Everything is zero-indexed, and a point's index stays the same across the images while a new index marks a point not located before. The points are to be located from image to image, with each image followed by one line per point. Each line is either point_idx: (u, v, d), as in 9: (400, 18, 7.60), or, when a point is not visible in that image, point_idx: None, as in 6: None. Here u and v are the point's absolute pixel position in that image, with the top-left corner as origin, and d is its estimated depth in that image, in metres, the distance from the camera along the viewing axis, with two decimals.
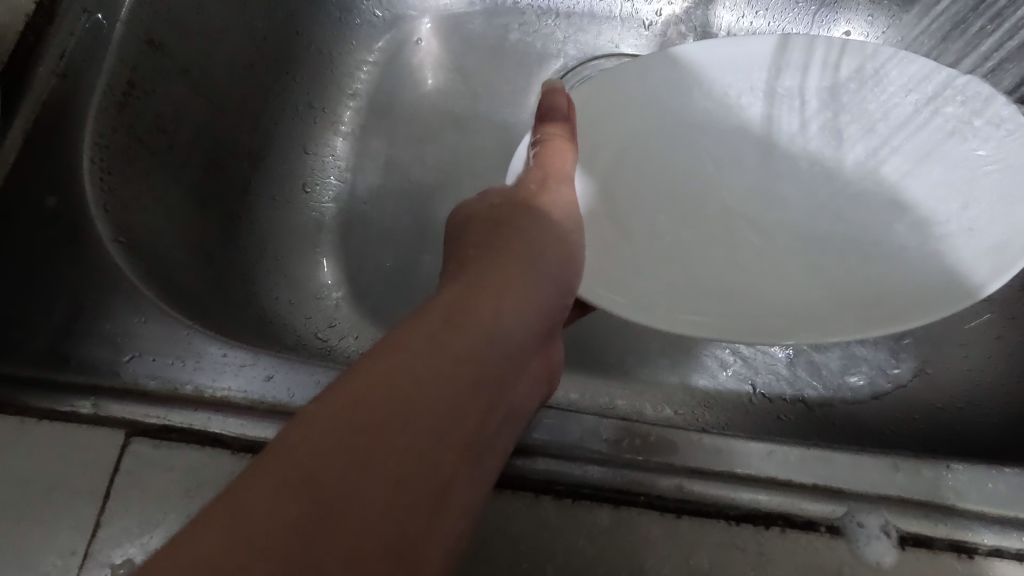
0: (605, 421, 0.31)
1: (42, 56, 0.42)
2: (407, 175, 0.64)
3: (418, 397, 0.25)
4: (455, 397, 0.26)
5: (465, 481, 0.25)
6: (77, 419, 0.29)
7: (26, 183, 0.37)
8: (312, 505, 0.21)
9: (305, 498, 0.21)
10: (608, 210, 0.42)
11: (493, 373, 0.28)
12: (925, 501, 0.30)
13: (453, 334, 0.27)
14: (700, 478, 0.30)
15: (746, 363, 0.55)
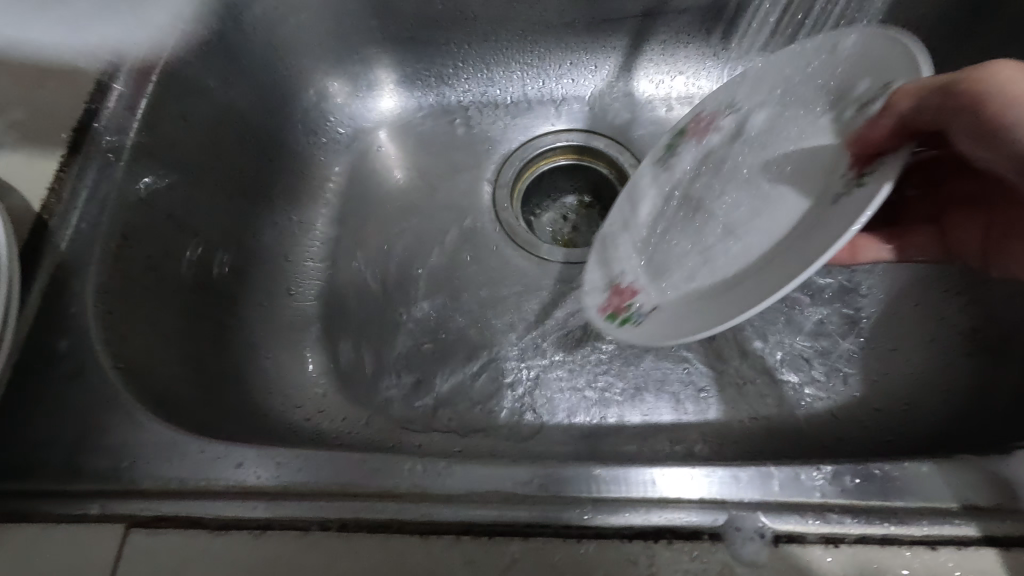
0: (521, 468, 0.37)
1: (49, 218, 0.48)
2: (380, 263, 0.72)
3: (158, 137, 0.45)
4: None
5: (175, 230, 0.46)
6: (87, 519, 0.36)
7: (35, 330, 0.44)
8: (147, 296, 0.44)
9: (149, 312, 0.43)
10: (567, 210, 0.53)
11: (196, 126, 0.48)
12: (797, 502, 0.34)
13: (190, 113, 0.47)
14: (599, 506, 0.35)
15: (714, 393, 0.64)
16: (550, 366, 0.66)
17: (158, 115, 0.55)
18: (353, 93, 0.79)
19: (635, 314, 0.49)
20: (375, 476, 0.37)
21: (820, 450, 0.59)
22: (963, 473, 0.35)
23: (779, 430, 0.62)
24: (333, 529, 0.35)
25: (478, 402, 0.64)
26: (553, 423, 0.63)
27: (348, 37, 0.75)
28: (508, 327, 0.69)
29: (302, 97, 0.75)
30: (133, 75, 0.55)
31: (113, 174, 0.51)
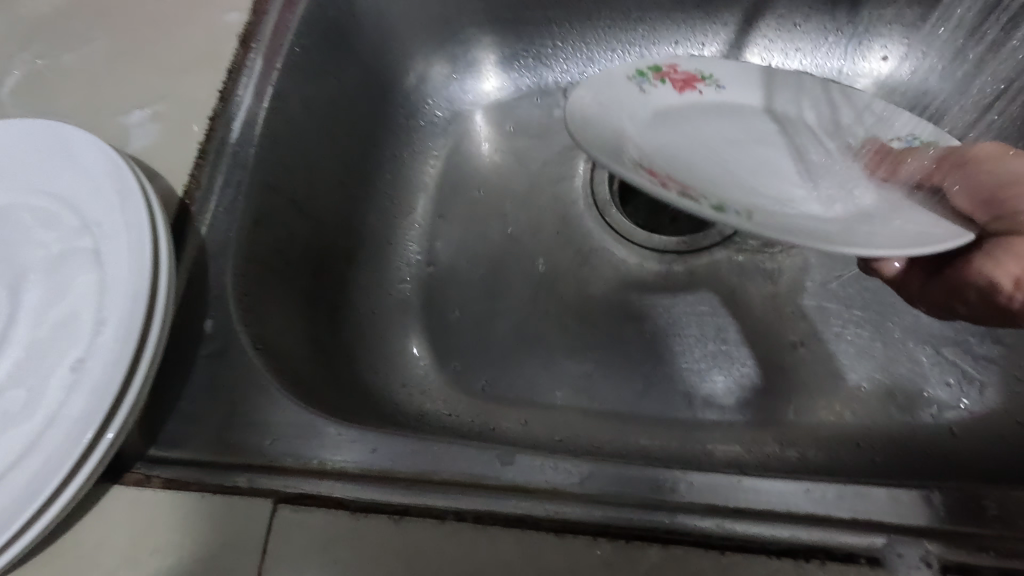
0: (654, 470, 0.36)
1: (189, 203, 0.51)
2: (479, 247, 0.72)
3: None
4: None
5: None
6: (239, 492, 0.38)
7: (183, 310, 0.46)
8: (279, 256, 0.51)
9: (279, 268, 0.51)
10: (664, 142, 0.54)
11: None
12: (965, 531, 0.32)
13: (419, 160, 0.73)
14: (739, 517, 0.34)
15: (829, 398, 0.61)
16: (654, 358, 0.64)
17: (282, 102, 0.57)
18: (453, 74, 0.79)
19: (729, 207, 0.46)
20: (508, 469, 0.37)
21: (953, 467, 0.54)
22: None
23: (903, 442, 0.58)
24: (468, 520, 0.35)
25: (580, 391, 0.64)
26: (657, 416, 0.61)
27: (450, 17, 0.74)
28: (609, 317, 0.67)
29: (404, 79, 0.75)
30: (260, 63, 0.56)
31: (246, 161, 0.53)
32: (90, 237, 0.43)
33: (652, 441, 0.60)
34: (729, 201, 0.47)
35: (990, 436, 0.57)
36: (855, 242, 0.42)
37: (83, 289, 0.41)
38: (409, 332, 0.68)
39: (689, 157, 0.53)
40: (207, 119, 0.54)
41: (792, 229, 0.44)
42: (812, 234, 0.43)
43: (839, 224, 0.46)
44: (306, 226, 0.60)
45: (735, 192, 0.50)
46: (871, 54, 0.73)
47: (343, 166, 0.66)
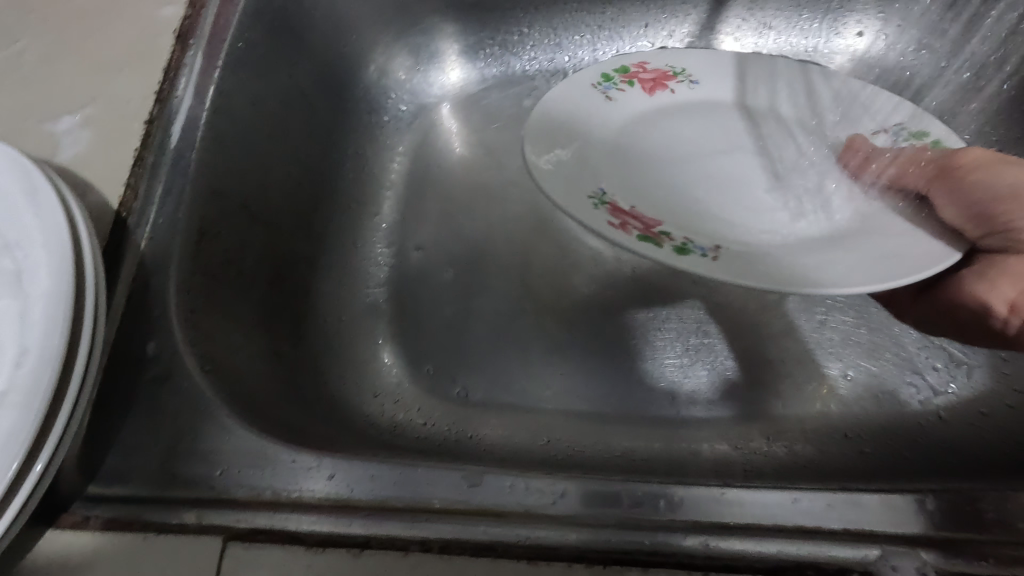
0: (630, 485, 0.34)
1: (127, 216, 0.47)
2: (449, 247, 0.69)
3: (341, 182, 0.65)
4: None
5: None
6: (185, 530, 0.35)
7: (123, 332, 0.43)
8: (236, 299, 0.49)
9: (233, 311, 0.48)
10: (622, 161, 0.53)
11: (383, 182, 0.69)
12: (961, 536, 0.31)
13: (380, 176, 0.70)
14: (723, 533, 0.31)
15: (815, 388, 0.59)
16: (635, 355, 0.62)
17: (227, 100, 0.53)
18: (415, 66, 0.75)
19: (692, 247, 0.45)
20: (477, 491, 0.34)
21: (944, 455, 0.53)
22: None
23: (893, 431, 0.56)
24: (434, 550, 0.32)
25: (559, 393, 0.61)
26: (640, 416, 0.59)
27: (409, 5, 0.70)
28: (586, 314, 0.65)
29: (363, 74, 0.72)
30: (200, 59, 0.53)
31: (188, 167, 0.49)
32: (11, 259, 0.39)
33: (636, 442, 0.57)
34: (694, 236, 0.47)
35: (981, 420, 0.55)
36: (824, 280, 0.41)
37: (3, 316, 0.38)
38: (378, 339, 0.65)
39: (659, 175, 0.52)
40: (144, 124, 0.51)
41: (747, 270, 0.43)
42: (779, 270, 0.43)
43: (809, 252, 0.45)
44: (262, 234, 0.56)
45: (705, 216, 0.49)
46: (845, 30, 0.71)
47: (300, 168, 0.62)
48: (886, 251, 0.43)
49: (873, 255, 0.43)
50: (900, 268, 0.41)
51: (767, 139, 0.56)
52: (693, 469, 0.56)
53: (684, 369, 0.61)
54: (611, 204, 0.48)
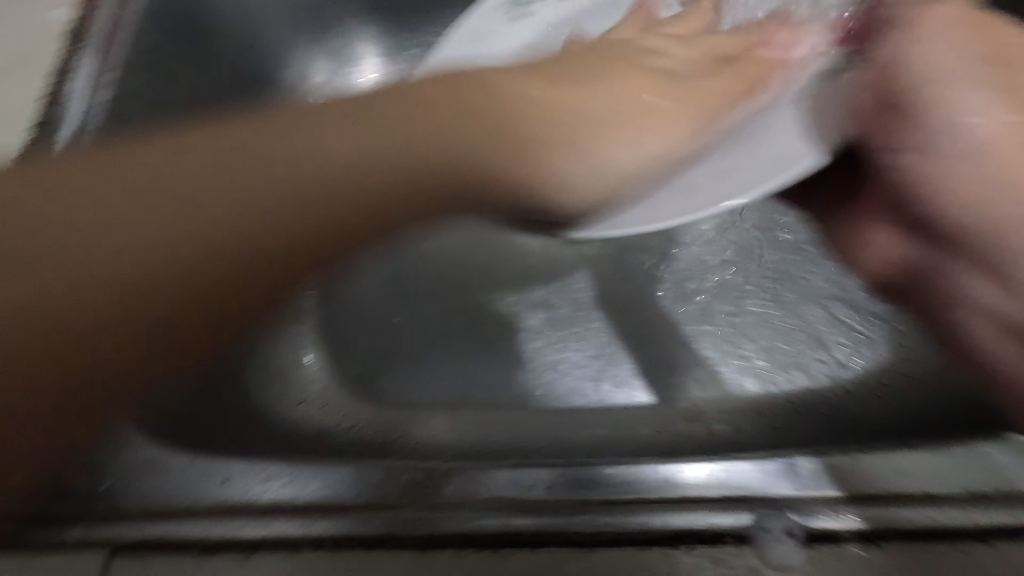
0: (527, 471, 0.36)
1: None
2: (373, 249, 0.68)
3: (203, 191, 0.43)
4: (243, 218, 0.43)
5: (229, 294, 0.43)
6: (68, 546, 0.34)
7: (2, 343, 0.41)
8: (103, 299, 0.41)
9: (95, 284, 0.41)
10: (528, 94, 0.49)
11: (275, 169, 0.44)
12: (827, 496, 0.32)
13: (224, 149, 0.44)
14: (610, 509, 0.33)
15: (733, 371, 0.61)
16: (560, 346, 0.63)
17: None
18: (336, 69, 0.73)
19: (532, 182, 0.45)
20: (384, 487, 0.36)
21: (852, 426, 0.55)
22: (1001, 458, 0.33)
23: (806, 406, 0.58)
24: (325, 547, 0.32)
25: (486, 389, 0.61)
26: (565, 405, 0.60)
27: (324, 7, 0.70)
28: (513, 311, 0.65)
29: (279, 77, 0.70)
30: (93, 65, 0.51)
31: None
32: None
33: (561, 432, 0.58)
34: (548, 167, 0.46)
35: (892, 391, 0.56)
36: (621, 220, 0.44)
37: None
38: (303, 345, 0.64)
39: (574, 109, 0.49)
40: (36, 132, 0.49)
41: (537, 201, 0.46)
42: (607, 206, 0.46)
43: (633, 186, 0.46)
44: None
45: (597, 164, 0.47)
46: None
47: None
48: (733, 160, 0.41)
49: (713, 173, 0.42)
50: (763, 172, 0.38)
51: (643, 53, 0.56)
52: (615, 453, 0.56)
53: (598, 362, 0.62)
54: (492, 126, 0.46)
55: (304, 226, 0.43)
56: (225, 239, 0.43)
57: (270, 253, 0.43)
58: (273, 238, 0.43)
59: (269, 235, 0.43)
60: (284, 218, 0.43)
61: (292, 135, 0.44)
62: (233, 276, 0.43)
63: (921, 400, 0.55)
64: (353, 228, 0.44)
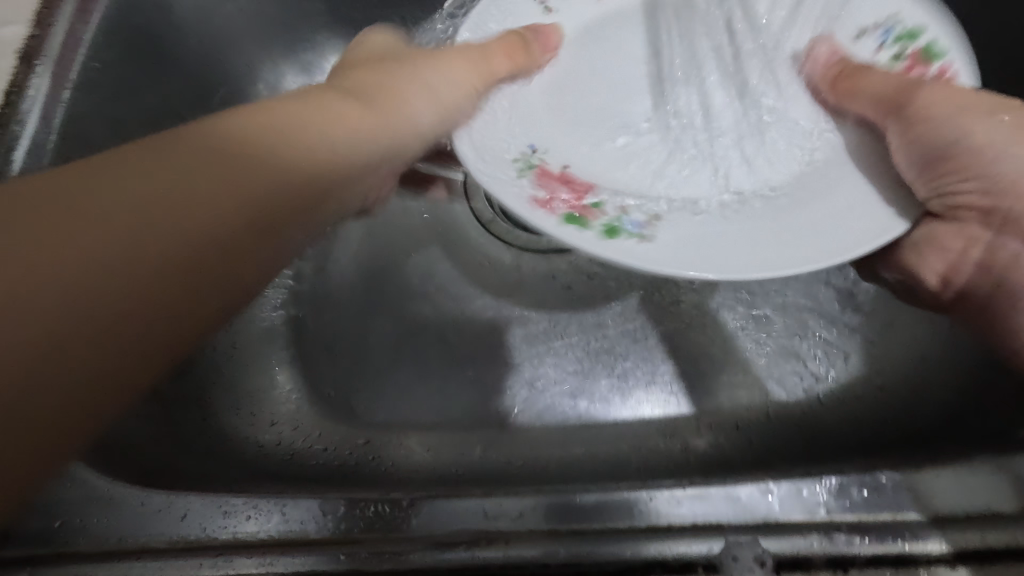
0: (494, 497, 0.34)
1: None
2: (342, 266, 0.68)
3: (127, 218, 0.28)
4: (172, 257, 0.29)
5: (148, 336, 0.29)
6: None
7: None
8: (53, 350, 0.26)
9: (30, 404, 0.26)
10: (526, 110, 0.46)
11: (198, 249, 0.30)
12: (799, 523, 0.31)
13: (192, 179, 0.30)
14: (581, 539, 0.32)
15: (710, 385, 0.60)
16: (536, 362, 0.62)
17: (79, 126, 0.51)
18: (308, 82, 0.72)
19: (625, 225, 0.40)
20: (336, 517, 0.34)
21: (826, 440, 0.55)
22: (981, 479, 0.31)
23: (779, 420, 0.58)
24: None
25: (462, 409, 0.60)
26: (541, 422, 0.59)
27: (295, 19, 0.68)
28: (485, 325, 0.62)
29: (251, 90, 0.69)
30: (48, 80, 0.49)
31: None
32: None
33: (537, 450, 0.57)
34: (628, 209, 0.42)
35: (865, 404, 0.56)
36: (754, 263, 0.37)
37: None
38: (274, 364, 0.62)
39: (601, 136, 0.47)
40: None
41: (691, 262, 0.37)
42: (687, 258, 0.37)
43: (699, 215, 0.42)
44: None
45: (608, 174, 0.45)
46: None
47: None
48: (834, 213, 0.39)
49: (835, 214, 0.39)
50: (863, 235, 0.37)
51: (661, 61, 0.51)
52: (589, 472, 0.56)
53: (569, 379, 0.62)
54: (540, 168, 0.43)
55: (241, 221, 0.31)
56: (120, 331, 0.28)
57: (201, 305, 0.31)
58: (114, 331, 0.28)
59: (168, 297, 0.29)
60: (81, 273, 0.27)
61: (77, 237, 0.27)
62: (109, 399, 0.29)
63: (892, 413, 0.55)
64: (270, 213, 0.32)
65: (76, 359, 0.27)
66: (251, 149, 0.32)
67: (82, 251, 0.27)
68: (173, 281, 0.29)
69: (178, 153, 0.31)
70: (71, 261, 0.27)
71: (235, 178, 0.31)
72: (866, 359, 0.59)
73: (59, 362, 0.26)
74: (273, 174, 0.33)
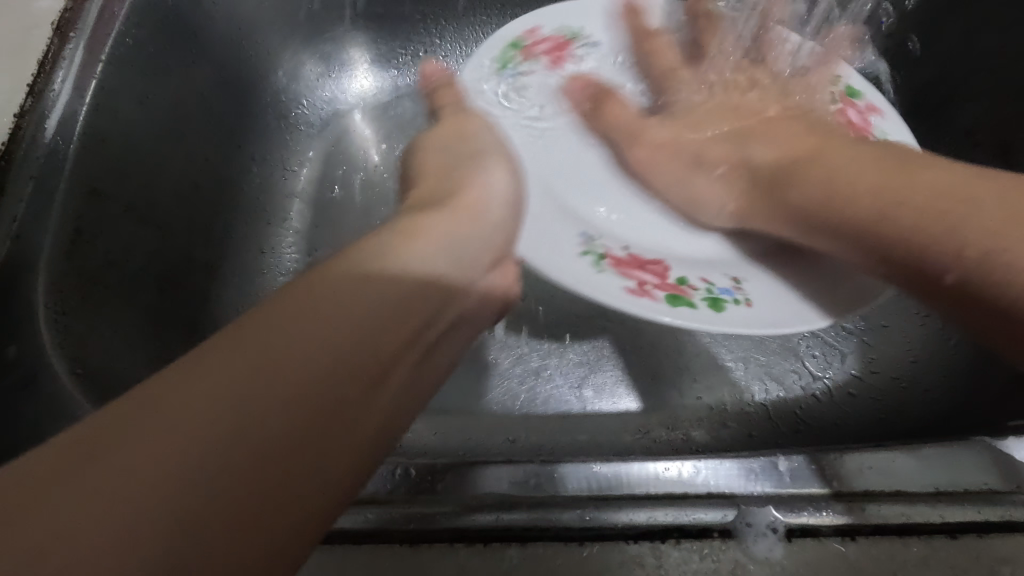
0: (513, 466, 0.35)
1: None
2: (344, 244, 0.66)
3: (238, 426, 0.24)
4: (336, 398, 0.26)
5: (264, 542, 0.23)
6: None
7: None
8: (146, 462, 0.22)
9: (160, 486, 0.22)
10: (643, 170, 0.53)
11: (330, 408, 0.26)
12: (809, 494, 0.32)
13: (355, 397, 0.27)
14: (601, 506, 0.33)
15: (714, 380, 0.62)
16: (543, 353, 0.63)
17: (109, 99, 0.52)
18: (326, 73, 0.74)
19: (718, 292, 0.43)
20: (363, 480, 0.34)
21: (828, 434, 0.56)
22: (978, 457, 0.33)
23: (780, 415, 0.59)
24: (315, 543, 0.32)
25: (470, 396, 0.61)
26: (548, 410, 0.60)
27: (317, 10, 0.70)
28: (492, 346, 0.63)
29: (271, 78, 0.70)
30: (81, 54, 0.51)
31: (64, 166, 0.48)
32: None
33: (544, 438, 0.58)
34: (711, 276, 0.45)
35: (862, 400, 0.58)
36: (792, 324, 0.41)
37: None
38: None
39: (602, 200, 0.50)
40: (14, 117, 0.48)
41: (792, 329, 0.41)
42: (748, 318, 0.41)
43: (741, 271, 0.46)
44: (152, 235, 0.55)
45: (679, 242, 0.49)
46: None
47: (193, 165, 0.60)
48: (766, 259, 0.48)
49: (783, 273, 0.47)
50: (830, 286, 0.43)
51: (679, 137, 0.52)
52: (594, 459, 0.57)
53: (573, 370, 0.62)
54: (610, 257, 0.44)
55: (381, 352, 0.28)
56: (265, 522, 0.23)
57: (317, 491, 0.25)
58: (292, 463, 0.24)
59: (306, 416, 0.25)
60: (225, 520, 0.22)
61: (193, 453, 0.22)
62: (273, 532, 0.23)
63: (888, 409, 0.56)
64: (413, 319, 0.30)
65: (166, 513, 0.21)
66: (381, 261, 0.31)
67: (193, 467, 0.22)
68: (328, 420, 0.26)
69: (314, 288, 0.28)
70: (221, 442, 0.23)
71: (348, 303, 0.28)
72: (861, 357, 0.60)
73: (179, 458, 0.22)
74: (389, 283, 0.30)
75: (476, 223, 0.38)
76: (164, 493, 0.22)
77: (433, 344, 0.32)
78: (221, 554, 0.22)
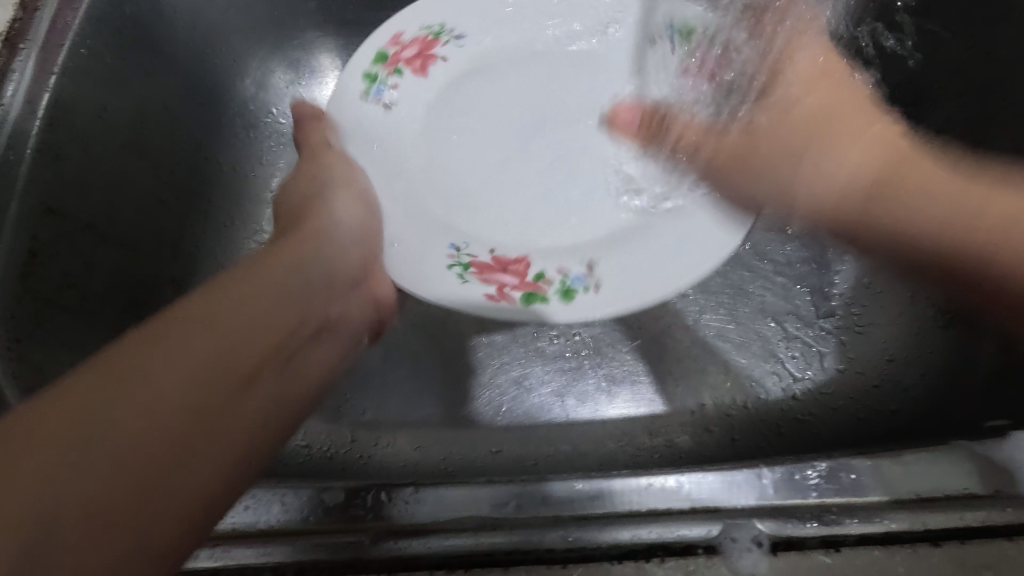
0: (490, 486, 0.35)
1: None
2: None
3: (198, 401, 0.32)
4: (220, 395, 0.33)
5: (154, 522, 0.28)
6: None
7: None
8: (85, 430, 0.28)
9: (109, 455, 0.28)
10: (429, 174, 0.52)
11: (185, 412, 0.31)
12: (792, 505, 0.32)
13: (207, 402, 0.32)
14: (583, 525, 0.32)
15: (697, 384, 0.61)
16: (523, 362, 0.63)
17: (63, 113, 0.50)
18: (296, 81, 0.72)
19: (571, 281, 0.47)
20: (335, 507, 0.34)
21: (813, 437, 0.55)
22: (956, 461, 0.33)
23: (765, 418, 0.58)
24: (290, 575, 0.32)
25: (451, 409, 0.60)
26: (531, 421, 0.59)
27: (284, 18, 0.68)
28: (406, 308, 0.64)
29: (238, 87, 0.68)
30: (33, 67, 0.49)
31: (15, 185, 0.46)
32: None
33: (527, 447, 0.57)
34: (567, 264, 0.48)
35: (845, 399, 0.58)
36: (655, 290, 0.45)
37: None
38: None
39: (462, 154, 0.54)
40: None
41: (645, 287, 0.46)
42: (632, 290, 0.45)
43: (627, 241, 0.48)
44: (117, 253, 0.53)
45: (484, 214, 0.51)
46: None
47: (162, 178, 0.59)
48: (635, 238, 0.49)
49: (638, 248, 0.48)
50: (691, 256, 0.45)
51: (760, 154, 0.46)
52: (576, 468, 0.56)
53: (554, 378, 0.62)
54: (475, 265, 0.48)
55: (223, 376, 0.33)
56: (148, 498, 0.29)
57: (201, 478, 0.31)
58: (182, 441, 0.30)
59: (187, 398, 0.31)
60: (164, 494, 0.29)
61: (97, 450, 0.28)
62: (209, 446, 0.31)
63: (871, 407, 0.56)
64: (269, 337, 0.37)
65: (102, 485, 0.28)
66: (220, 288, 0.37)
67: (125, 438, 0.29)
68: (188, 414, 0.31)
69: (190, 310, 0.35)
70: (81, 456, 0.28)
71: (184, 347, 0.33)
72: (843, 355, 0.60)
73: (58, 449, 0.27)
74: (227, 324, 0.35)
75: (323, 242, 0.46)
76: (183, 450, 0.30)
77: (294, 353, 0.38)
78: (67, 527, 0.26)
